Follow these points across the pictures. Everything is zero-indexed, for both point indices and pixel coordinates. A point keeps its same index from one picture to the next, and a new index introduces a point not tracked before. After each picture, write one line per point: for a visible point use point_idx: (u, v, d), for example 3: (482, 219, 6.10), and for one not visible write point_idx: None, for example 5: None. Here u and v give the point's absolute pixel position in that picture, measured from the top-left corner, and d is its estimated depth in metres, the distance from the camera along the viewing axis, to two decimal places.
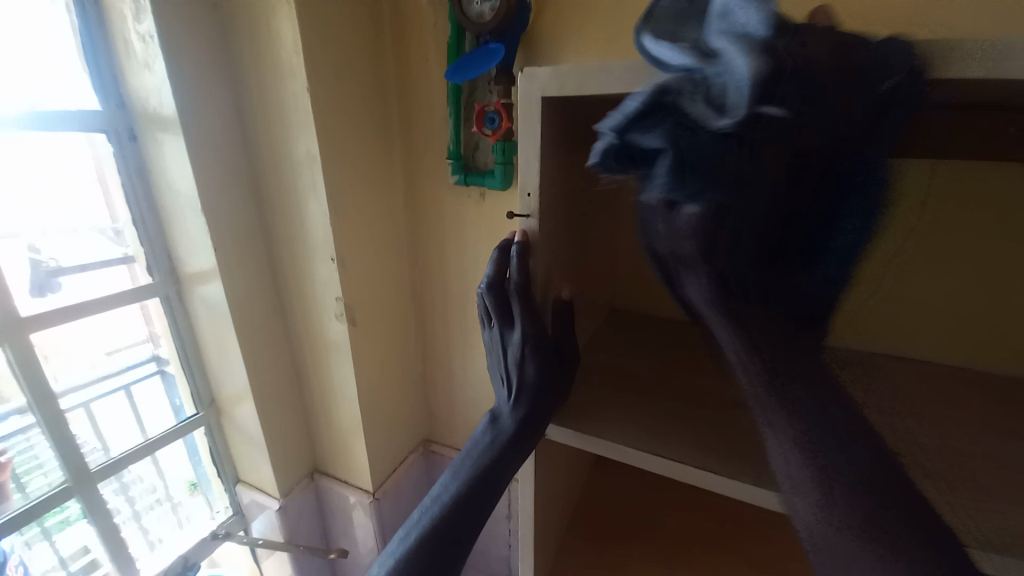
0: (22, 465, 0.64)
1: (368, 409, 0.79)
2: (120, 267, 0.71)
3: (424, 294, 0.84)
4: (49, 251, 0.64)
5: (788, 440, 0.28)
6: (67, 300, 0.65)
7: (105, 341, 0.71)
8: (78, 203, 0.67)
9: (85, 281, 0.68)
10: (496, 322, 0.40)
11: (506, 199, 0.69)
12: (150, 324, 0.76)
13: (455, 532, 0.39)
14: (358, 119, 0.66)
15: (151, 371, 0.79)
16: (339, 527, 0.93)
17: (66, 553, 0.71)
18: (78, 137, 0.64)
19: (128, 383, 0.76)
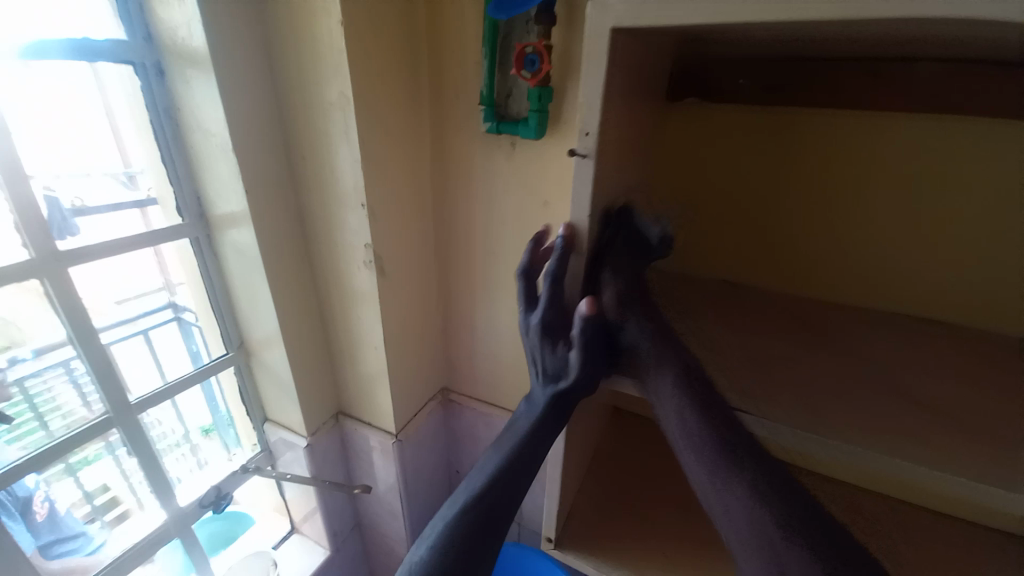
0: (44, 402, 0.66)
1: (392, 357, 0.82)
2: (133, 211, 0.70)
3: (446, 247, 0.84)
4: (65, 191, 0.63)
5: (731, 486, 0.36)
6: (85, 241, 0.65)
7: (125, 285, 0.72)
8: (88, 141, 0.66)
9: (103, 223, 0.67)
10: (524, 307, 0.47)
11: (537, 150, 0.68)
12: (165, 272, 0.77)
13: (500, 503, 0.45)
14: (388, 60, 0.64)
15: (168, 318, 0.80)
16: (363, 467, 0.98)
17: (88, 488, 0.75)
18: (85, 72, 0.63)
19: (146, 328, 0.76)
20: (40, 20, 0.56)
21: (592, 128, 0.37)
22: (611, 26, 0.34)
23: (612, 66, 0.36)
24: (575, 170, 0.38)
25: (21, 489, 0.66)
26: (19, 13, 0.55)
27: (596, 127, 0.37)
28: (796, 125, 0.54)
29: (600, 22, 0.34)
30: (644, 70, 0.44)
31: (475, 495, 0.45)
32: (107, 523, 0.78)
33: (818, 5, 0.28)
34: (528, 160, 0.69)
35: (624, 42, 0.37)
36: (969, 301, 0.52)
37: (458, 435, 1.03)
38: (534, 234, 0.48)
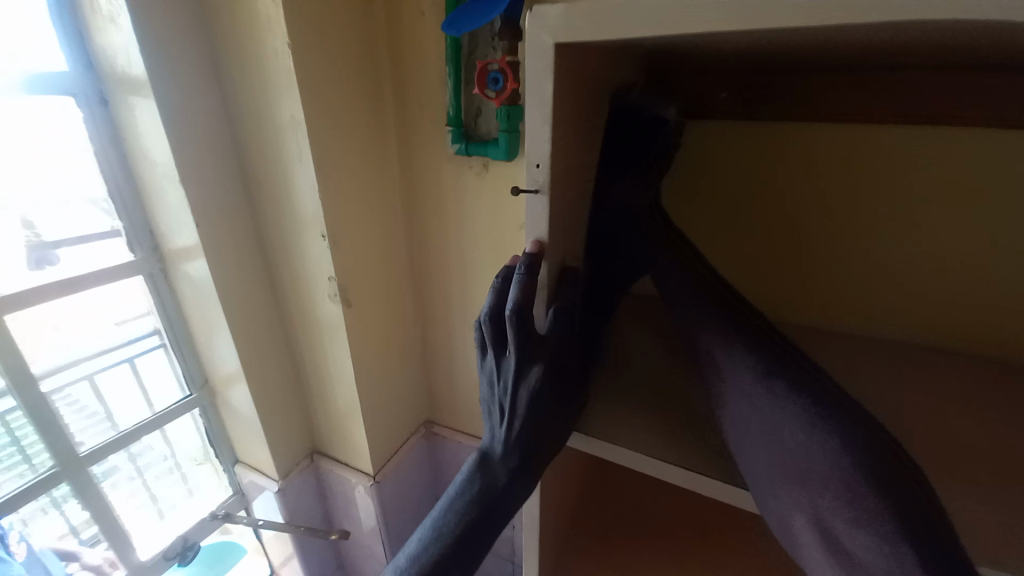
0: (30, 435, 0.63)
1: (366, 393, 0.76)
2: (116, 240, 0.67)
3: (421, 274, 0.79)
4: (48, 227, 0.61)
5: (780, 411, 0.27)
6: (67, 274, 0.63)
7: (107, 309, 0.69)
8: (71, 171, 0.62)
9: (80, 253, 0.64)
10: (492, 351, 0.39)
11: (509, 171, 0.63)
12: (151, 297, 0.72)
13: (465, 553, 0.40)
14: (345, 81, 0.60)
15: (154, 345, 0.75)
16: (341, 508, 0.92)
17: (76, 522, 0.71)
18: (61, 103, 0.59)
19: (132, 356, 0.73)
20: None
21: (542, 159, 0.32)
22: (553, 43, 0.29)
23: (559, 86, 0.31)
24: (528, 206, 0.34)
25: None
26: None
27: (548, 159, 0.32)
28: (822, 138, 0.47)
29: (538, 38, 0.29)
30: (607, 86, 0.39)
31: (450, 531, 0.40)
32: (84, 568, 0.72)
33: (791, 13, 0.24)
34: (502, 181, 0.65)
35: (572, 58, 0.32)
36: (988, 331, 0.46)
37: (443, 470, 0.98)
38: (502, 268, 0.38)
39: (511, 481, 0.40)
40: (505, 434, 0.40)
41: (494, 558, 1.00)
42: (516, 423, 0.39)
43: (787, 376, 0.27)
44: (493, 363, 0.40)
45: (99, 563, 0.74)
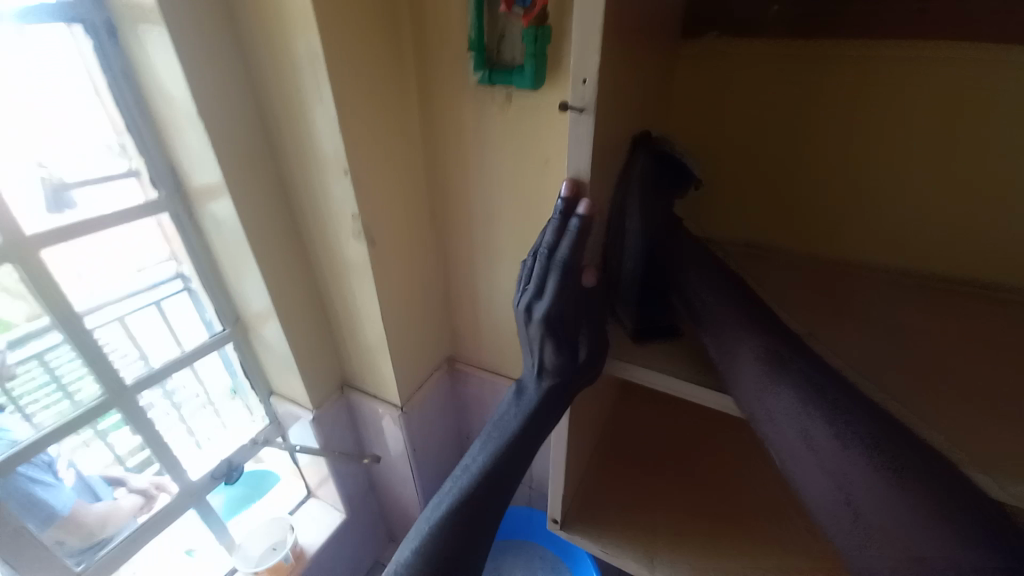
0: (68, 373, 0.67)
1: (392, 330, 0.79)
2: (129, 180, 0.67)
3: (442, 213, 0.79)
4: (58, 166, 0.61)
5: (783, 395, 0.38)
6: (80, 218, 0.63)
7: (131, 257, 0.71)
8: (73, 112, 0.61)
9: (96, 197, 0.64)
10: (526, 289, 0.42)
11: (534, 103, 0.61)
12: (170, 242, 0.74)
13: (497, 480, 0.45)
14: (361, 3, 0.56)
15: (179, 289, 0.78)
16: (371, 436, 0.99)
17: (123, 451, 0.77)
18: (59, 31, 0.57)
19: (159, 299, 0.76)
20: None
21: (589, 74, 0.31)
22: None
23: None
24: (570, 126, 0.33)
25: (44, 457, 0.68)
26: None
27: (595, 74, 0.31)
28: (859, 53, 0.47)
29: None
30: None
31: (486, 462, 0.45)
32: (132, 490, 0.81)
33: None
34: (526, 113, 0.62)
35: None
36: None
37: (465, 404, 1.03)
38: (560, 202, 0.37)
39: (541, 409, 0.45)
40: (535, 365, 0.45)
41: None
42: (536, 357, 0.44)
43: (796, 382, 0.38)
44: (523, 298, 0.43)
45: (145, 487, 0.82)
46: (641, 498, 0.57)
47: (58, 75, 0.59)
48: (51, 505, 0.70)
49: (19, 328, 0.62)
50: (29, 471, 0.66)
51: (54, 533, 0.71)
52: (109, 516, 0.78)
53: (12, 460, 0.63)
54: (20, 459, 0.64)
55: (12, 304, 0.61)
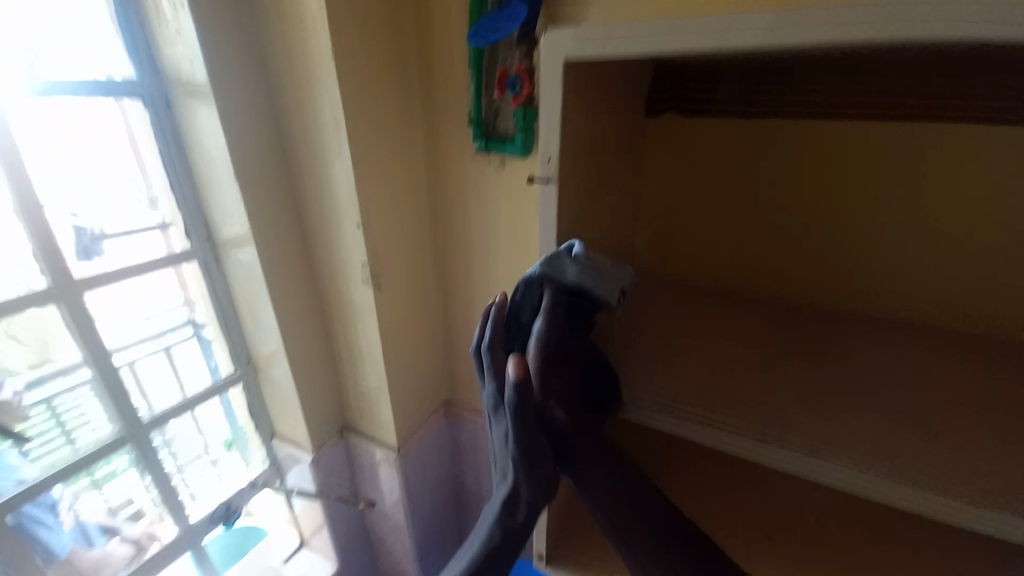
0: (71, 420, 0.70)
1: (393, 371, 0.83)
2: (155, 233, 0.74)
3: (443, 263, 0.86)
4: (90, 218, 0.67)
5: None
6: (109, 265, 0.69)
7: (144, 304, 0.75)
8: (109, 171, 0.69)
9: (125, 247, 0.71)
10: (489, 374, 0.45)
11: (526, 167, 0.70)
12: (185, 288, 0.80)
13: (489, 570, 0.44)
14: (380, 88, 0.67)
15: (188, 334, 0.82)
16: (368, 481, 1.00)
17: (114, 504, 0.78)
18: (106, 105, 0.66)
19: (169, 344, 0.79)
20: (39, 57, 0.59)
21: (552, 154, 0.39)
22: (565, 57, 0.36)
23: (569, 91, 0.38)
24: (539, 194, 0.41)
25: (47, 498, 0.69)
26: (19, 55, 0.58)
27: (556, 154, 0.39)
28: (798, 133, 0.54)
29: (553, 54, 0.36)
30: (612, 90, 0.46)
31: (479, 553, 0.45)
32: (125, 539, 0.81)
33: (747, 32, 0.31)
34: (518, 176, 0.71)
35: (581, 68, 0.39)
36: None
37: (461, 448, 1.04)
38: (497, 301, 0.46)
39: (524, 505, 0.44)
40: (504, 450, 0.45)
41: None
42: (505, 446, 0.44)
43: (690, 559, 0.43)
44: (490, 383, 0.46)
45: (138, 536, 0.82)
46: None
47: (103, 138, 0.67)
48: (51, 546, 0.71)
49: (26, 373, 0.66)
50: (34, 511, 0.68)
51: None
52: (103, 560, 0.78)
53: (20, 498, 0.66)
54: (27, 498, 0.66)
55: (19, 352, 0.64)
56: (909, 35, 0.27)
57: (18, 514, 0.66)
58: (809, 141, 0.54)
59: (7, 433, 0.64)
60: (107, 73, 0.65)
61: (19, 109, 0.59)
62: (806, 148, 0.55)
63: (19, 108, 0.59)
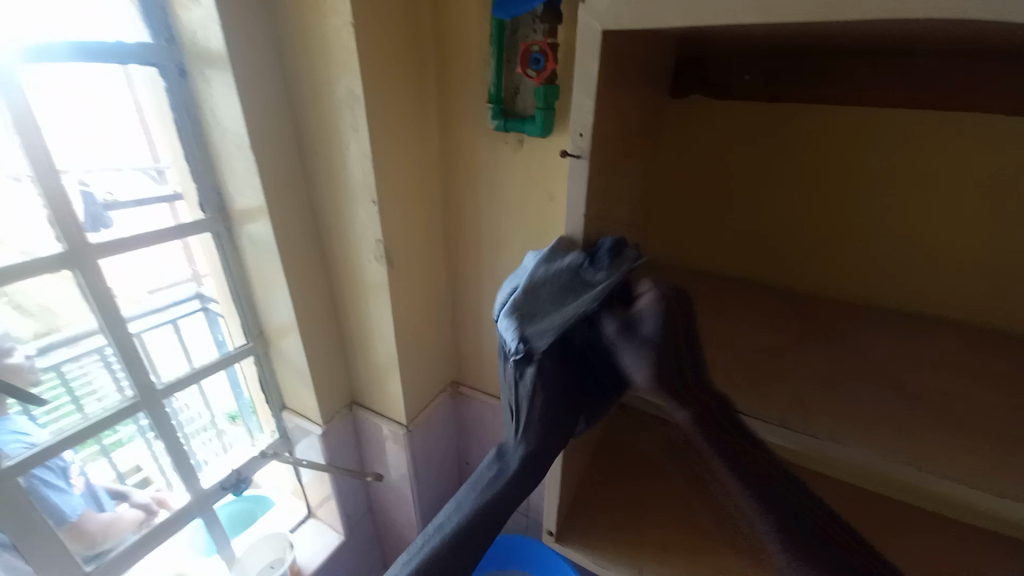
0: (80, 387, 0.72)
1: (403, 349, 0.84)
2: (165, 205, 0.74)
3: (456, 242, 0.86)
4: (98, 186, 0.67)
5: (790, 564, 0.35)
6: (119, 234, 0.69)
7: (152, 276, 0.77)
8: (123, 142, 0.70)
9: (138, 216, 0.72)
10: (518, 365, 0.40)
11: (545, 146, 0.68)
12: (193, 263, 0.81)
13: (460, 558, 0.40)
14: (396, 59, 0.65)
15: (195, 309, 0.85)
16: (375, 455, 1.01)
17: (122, 469, 0.82)
18: (121, 74, 0.67)
19: (175, 318, 0.82)
20: (52, 18, 0.58)
21: (585, 129, 0.38)
22: (600, 29, 0.35)
23: (603, 65, 0.37)
24: (569, 170, 0.40)
25: (60, 462, 0.72)
26: (31, 17, 0.56)
27: (590, 128, 0.38)
28: (830, 122, 0.52)
29: (588, 25, 0.35)
30: (642, 66, 0.45)
31: (453, 534, 0.41)
32: (135, 504, 0.84)
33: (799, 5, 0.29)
34: (536, 156, 0.70)
35: (615, 41, 0.37)
36: (982, 298, 0.51)
37: (467, 426, 1.06)
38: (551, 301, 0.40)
39: (521, 468, 0.42)
40: (521, 433, 0.42)
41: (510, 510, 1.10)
42: (526, 414, 0.42)
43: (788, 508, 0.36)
44: (519, 370, 0.41)
45: (148, 501, 0.86)
46: (632, 520, 0.59)
47: (115, 106, 0.68)
48: (64, 509, 0.72)
49: (36, 341, 0.68)
50: (45, 474, 0.69)
51: (64, 539, 0.73)
52: (114, 524, 0.80)
53: (32, 460, 0.66)
54: (38, 461, 0.67)
55: (24, 320, 0.66)
56: (975, 13, 0.26)
57: (30, 476, 0.67)
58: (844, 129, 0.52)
59: (20, 396, 0.65)
60: (115, 37, 0.63)
61: (33, 73, 0.58)
62: (838, 135, 0.52)
63: (29, 70, 0.58)
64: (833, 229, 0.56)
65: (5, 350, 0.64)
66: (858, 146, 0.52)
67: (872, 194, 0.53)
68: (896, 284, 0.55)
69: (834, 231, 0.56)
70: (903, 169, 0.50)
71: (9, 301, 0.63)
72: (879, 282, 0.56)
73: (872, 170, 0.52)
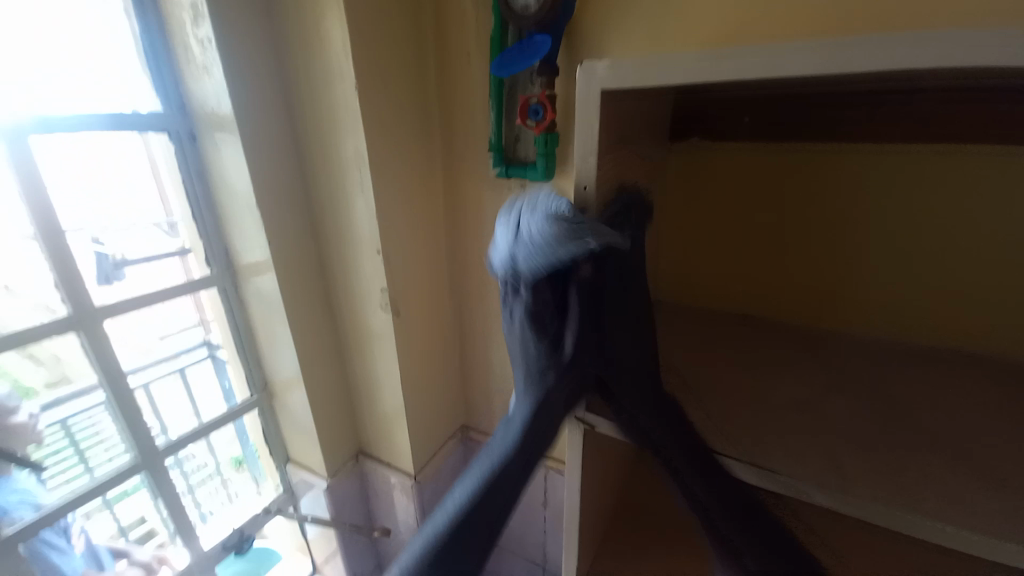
0: (84, 439, 0.70)
1: (410, 398, 0.82)
2: (174, 259, 0.75)
3: (461, 286, 0.86)
4: (111, 243, 0.68)
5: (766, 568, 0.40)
6: (126, 289, 0.69)
7: (159, 325, 0.75)
8: (135, 197, 0.70)
9: (146, 271, 0.72)
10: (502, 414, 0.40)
11: (547, 192, 0.70)
12: (201, 309, 0.79)
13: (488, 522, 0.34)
14: (399, 115, 0.67)
15: (203, 356, 0.83)
16: (383, 508, 0.98)
17: (124, 522, 0.77)
18: (137, 142, 0.68)
19: (184, 366, 0.80)
20: (71, 92, 0.60)
21: (588, 184, 0.39)
22: (600, 89, 0.36)
23: (604, 125, 0.38)
24: None
25: (60, 522, 0.68)
26: (49, 92, 0.59)
27: (593, 183, 0.38)
28: (830, 164, 0.52)
29: (589, 87, 0.36)
30: (638, 118, 0.45)
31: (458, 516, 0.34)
32: (135, 564, 0.78)
33: (795, 65, 0.30)
34: None
35: (614, 98, 0.38)
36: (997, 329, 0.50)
37: None
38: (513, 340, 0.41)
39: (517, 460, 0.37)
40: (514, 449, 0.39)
41: (525, 562, 1.05)
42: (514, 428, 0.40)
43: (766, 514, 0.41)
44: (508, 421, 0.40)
45: (149, 559, 0.80)
46: None
47: (125, 166, 0.68)
48: (64, 571, 0.68)
49: (43, 394, 0.65)
50: (48, 535, 0.66)
51: None
52: None
53: (35, 524, 0.64)
54: (44, 524, 0.65)
55: (35, 369, 0.64)
56: (973, 66, 0.26)
57: (32, 541, 0.65)
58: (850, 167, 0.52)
59: (23, 461, 0.64)
60: (133, 107, 0.65)
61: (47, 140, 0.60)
62: (845, 172, 0.52)
63: (44, 140, 0.59)
64: (844, 267, 0.55)
65: (10, 410, 0.61)
66: (861, 183, 0.52)
67: (883, 231, 0.52)
68: (916, 320, 0.53)
69: (843, 268, 0.56)
70: (913, 204, 0.50)
71: (23, 351, 0.62)
72: (896, 317, 0.54)
73: (881, 205, 0.51)
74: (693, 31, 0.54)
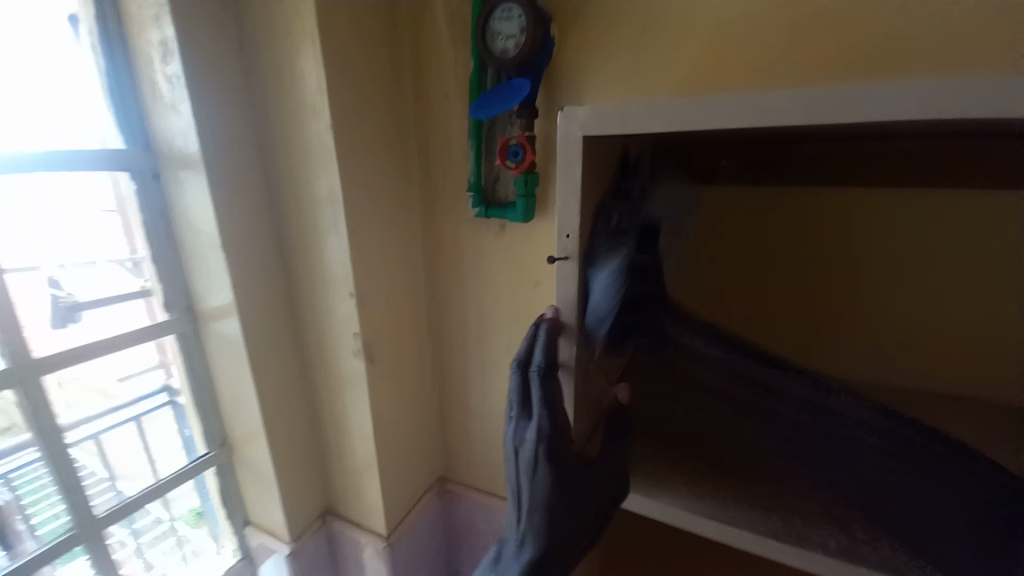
0: (31, 496, 0.62)
1: (383, 450, 0.77)
2: (138, 300, 0.69)
3: (440, 328, 0.83)
4: (66, 283, 0.63)
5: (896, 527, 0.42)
6: (75, 338, 0.63)
7: (117, 366, 0.68)
8: (96, 235, 0.65)
9: (105, 316, 0.66)
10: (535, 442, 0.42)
11: (528, 232, 0.68)
12: (162, 351, 0.73)
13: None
14: (376, 153, 0.66)
15: (163, 402, 0.75)
16: (351, 573, 0.89)
17: None
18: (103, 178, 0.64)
19: (139, 415, 0.73)
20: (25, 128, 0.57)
21: (571, 230, 0.37)
22: (582, 133, 0.35)
23: (585, 169, 0.37)
24: (558, 271, 0.39)
25: None
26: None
27: (577, 230, 0.37)
28: (806, 206, 0.53)
29: (568, 130, 0.35)
30: (618, 160, 0.45)
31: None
32: None
33: (781, 110, 0.29)
34: (519, 241, 0.70)
35: (594, 142, 0.37)
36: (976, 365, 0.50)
37: (457, 529, 0.95)
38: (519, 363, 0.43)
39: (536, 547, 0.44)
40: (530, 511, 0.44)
41: None
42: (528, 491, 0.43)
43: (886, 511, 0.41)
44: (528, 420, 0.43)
45: None
46: None
47: (93, 202, 0.64)
48: None
49: None
50: None
51: None
52: None
53: None
54: None
55: None
56: None
57: None
58: (824, 209, 0.52)
59: None
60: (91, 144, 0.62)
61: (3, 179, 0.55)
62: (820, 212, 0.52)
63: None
64: (825, 306, 0.55)
65: None
66: (838, 224, 0.52)
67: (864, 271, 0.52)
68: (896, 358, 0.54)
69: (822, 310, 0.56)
70: (890, 245, 0.50)
71: None
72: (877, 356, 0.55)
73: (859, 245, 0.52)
74: (668, 79, 0.56)
